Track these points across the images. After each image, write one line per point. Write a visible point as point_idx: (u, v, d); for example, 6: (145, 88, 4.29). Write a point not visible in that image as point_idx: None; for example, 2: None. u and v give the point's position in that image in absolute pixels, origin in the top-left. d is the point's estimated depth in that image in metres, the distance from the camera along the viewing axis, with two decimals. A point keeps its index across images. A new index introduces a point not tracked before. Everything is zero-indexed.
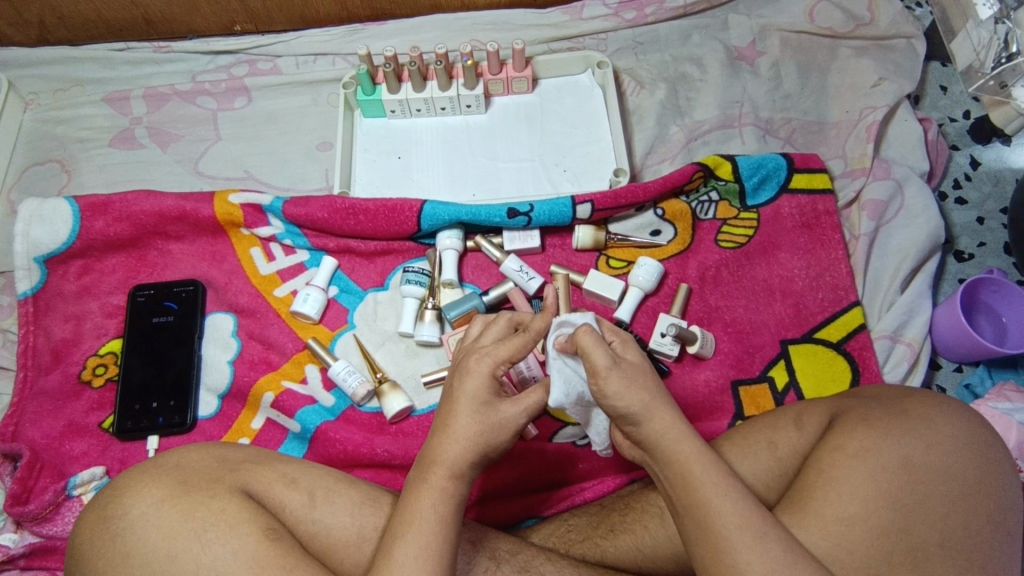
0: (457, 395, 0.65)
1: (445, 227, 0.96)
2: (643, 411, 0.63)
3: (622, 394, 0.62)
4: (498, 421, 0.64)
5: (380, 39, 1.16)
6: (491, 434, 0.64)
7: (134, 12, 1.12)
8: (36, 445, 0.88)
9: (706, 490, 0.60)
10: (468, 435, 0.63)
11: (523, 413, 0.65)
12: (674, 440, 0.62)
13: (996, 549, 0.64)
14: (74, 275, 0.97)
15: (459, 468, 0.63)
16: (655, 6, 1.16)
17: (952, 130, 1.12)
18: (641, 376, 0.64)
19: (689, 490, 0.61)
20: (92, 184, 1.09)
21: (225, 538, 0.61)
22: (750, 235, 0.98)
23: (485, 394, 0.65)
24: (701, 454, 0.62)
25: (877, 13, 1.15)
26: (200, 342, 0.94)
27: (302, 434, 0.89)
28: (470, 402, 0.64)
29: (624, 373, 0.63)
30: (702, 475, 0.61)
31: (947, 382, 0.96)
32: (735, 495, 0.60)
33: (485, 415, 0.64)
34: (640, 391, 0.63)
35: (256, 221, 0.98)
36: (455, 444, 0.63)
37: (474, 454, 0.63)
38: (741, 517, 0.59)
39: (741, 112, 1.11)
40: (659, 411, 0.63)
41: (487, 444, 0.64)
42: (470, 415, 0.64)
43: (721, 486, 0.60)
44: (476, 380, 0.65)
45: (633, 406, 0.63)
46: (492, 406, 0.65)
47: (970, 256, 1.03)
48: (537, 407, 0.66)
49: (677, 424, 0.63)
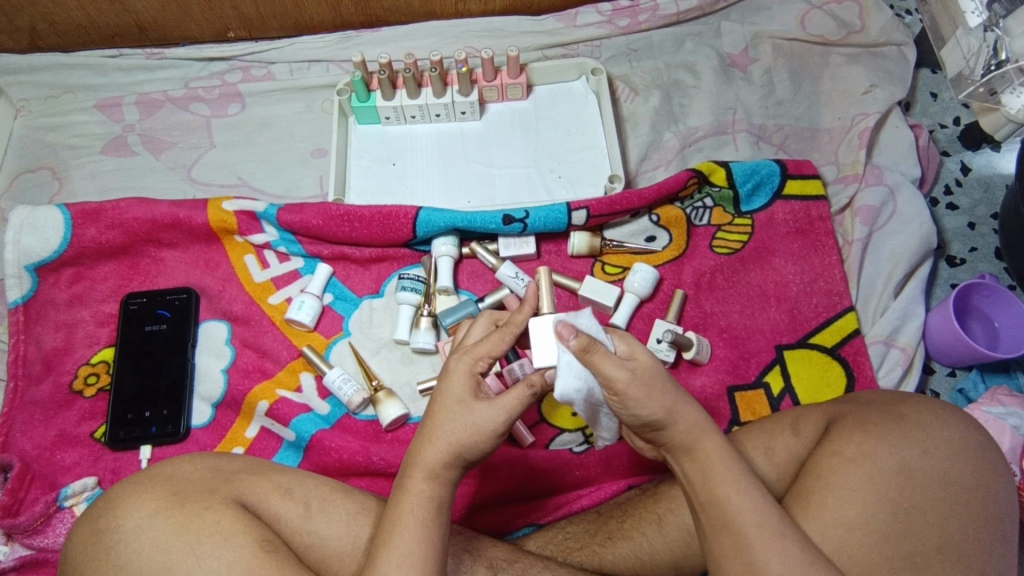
0: (438, 396, 0.65)
1: (440, 234, 0.96)
2: (667, 417, 0.62)
3: (644, 402, 0.62)
4: (473, 420, 0.62)
5: (374, 46, 1.16)
6: (466, 433, 0.62)
7: (126, 19, 1.11)
8: (27, 456, 0.87)
9: (727, 488, 0.60)
10: (445, 434, 0.63)
11: (501, 412, 0.63)
12: (697, 438, 0.63)
13: (994, 555, 0.64)
14: (65, 284, 0.96)
15: (436, 470, 0.62)
16: (649, 13, 1.17)
17: (943, 136, 1.13)
18: (657, 378, 0.62)
19: (710, 488, 0.61)
20: (83, 191, 1.09)
21: (221, 550, 0.60)
22: (744, 241, 0.99)
23: (461, 392, 0.64)
24: (725, 449, 0.63)
25: (868, 21, 1.15)
26: (193, 350, 0.94)
27: (297, 443, 0.89)
28: (447, 400, 0.64)
29: (643, 383, 0.61)
30: (723, 473, 0.61)
31: (940, 387, 0.97)
32: (755, 492, 0.60)
33: (460, 413, 0.63)
34: (661, 396, 0.62)
35: (249, 228, 0.97)
36: (432, 445, 0.63)
37: (452, 453, 0.62)
38: (759, 516, 0.59)
39: (735, 118, 1.11)
40: (683, 412, 0.63)
41: (464, 444, 0.62)
42: (446, 413, 0.63)
43: (741, 484, 0.61)
44: (452, 378, 0.65)
45: (656, 412, 0.62)
46: (468, 404, 0.63)
47: (962, 261, 1.04)
48: (519, 406, 0.63)
49: (701, 423, 0.63)
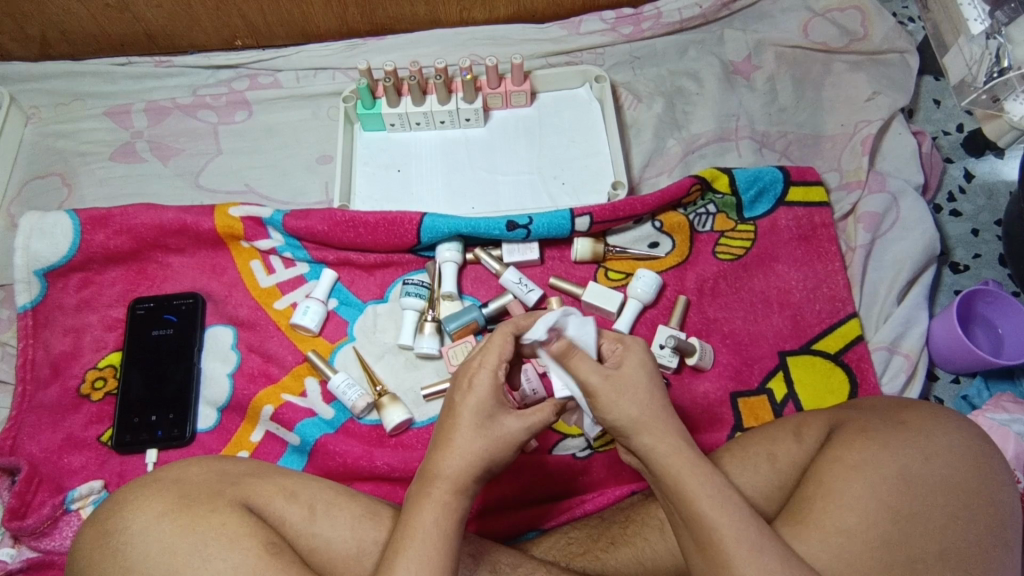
0: (458, 410, 0.65)
1: (445, 240, 0.97)
2: (632, 426, 0.64)
3: (613, 406, 0.64)
4: (502, 435, 0.64)
5: (380, 54, 1.18)
6: (496, 449, 0.64)
7: (136, 28, 1.13)
8: (34, 459, 0.88)
9: (700, 504, 0.60)
10: (473, 449, 0.63)
11: (526, 428, 0.66)
12: (666, 453, 0.63)
13: (996, 561, 0.64)
14: (74, 288, 0.97)
15: (462, 482, 0.63)
16: (652, 21, 1.18)
17: (946, 143, 1.12)
18: (632, 388, 0.64)
19: (684, 504, 0.61)
20: (92, 198, 1.10)
21: (227, 552, 0.61)
22: (747, 247, 0.99)
23: (489, 406, 0.65)
24: (696, 464, 0.62)
25: (870, 28, 1.16)
26: (200, 355, 0.95)
27: (301, 447, 0.89)
28: (474, 416, 0.64)
29: (617, 387, 0.64)
30: (696, 489, 0.61)
31: (944, 393, 0.97)
32: (731, 507, 0.60)
33: (489, 428, 0.64)
34: (631, 404, 0.64)
35: (255, 234, 0.98)
36: (455, 457, 0.63)
37: (478, 467, 0.63)
38: (738, 530, 0.59)
39: (738, 125, 1.12)
40: (650, 423, 0.64)
41: (492, 458, 0.64)
42: (473, 429, 0.64)
43: (716, 498, 0.60)
44: (480, 393, 0.65)
45: (622, 420, 0.64)
46: (496, 419, 0.65)
47: (966, 267, 1.04)
48: (541, 423, 0.67)
49: (671, 437, 0.63)
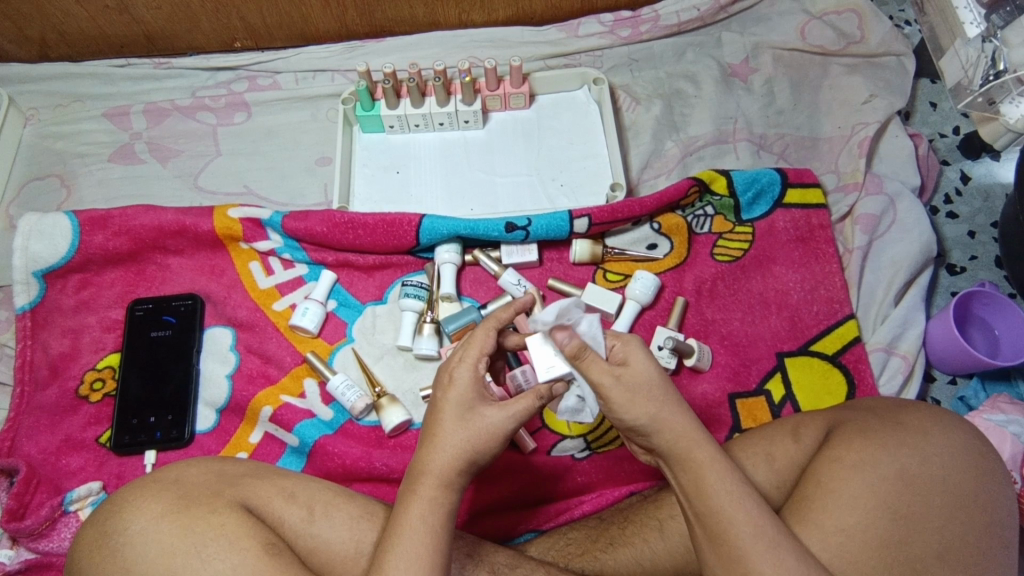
0: (439, 405, 0.66)
1: (444, 241, 0.97)
2: (651, 424, 0.64)
3: (628, 408, 0.64)
4: (483, 427, 0.64)
5: (379, 56, 1.18)
6: (478, 440, 0.64)
7: (135, 29, 1.13)
8: (33, 460, 0.88)
9: (719, 499, 0.61)
10: (455, 442, 0.63)
11: (510, 418, 0.65)
12: (687, 448, 0.63)
13: (992, 561, 0.64)
14: (72, 289, 0.97)
15: (447, 476, 0.63)
16: (650, 24, 1.19)
17: (942, 146, 1.13)
18: (646, 387, 0.64)
19: (703, 499, 0.61)
20: (91, 199, 1.10)
21: (226, 553, 0.61)
22: (745, 249, 0.99)
23: (469, 399, 0.65)
24: (716, 459, 0.63)
25: (867, 31, 1.16)
26: (199, 356, 0.95)
27: (301, 448, 0.89)
28: (455, 409, 0.64)
29: (629, 387, 0.64)
30: (715, 483, 0.61)
31: (942, 394, 0.97)
32: (749, 503, 0.60)
33: (471, 421, 0.64)
34: (645, 402, 0.64)
35: (255, 235, 0.98)
36: (439, 452, 0.63)
37: (463, 460, 0.63)
38: (755, 525, 0.59)
39: (736, 127, 1.12)
40: (670, 419, 0.64)
41: (476, 451, 0.64)
42: (455, 422, 0.64)
43: (735, 494, 0.61)
44: (459, 388, 0.66)
45: (638, 419, 0.64)
46: (477, 411, 0.65)
47: (963, 269, 1.05)
48: (526, 411, 0.65)
49: (689, 433, 0.64)
